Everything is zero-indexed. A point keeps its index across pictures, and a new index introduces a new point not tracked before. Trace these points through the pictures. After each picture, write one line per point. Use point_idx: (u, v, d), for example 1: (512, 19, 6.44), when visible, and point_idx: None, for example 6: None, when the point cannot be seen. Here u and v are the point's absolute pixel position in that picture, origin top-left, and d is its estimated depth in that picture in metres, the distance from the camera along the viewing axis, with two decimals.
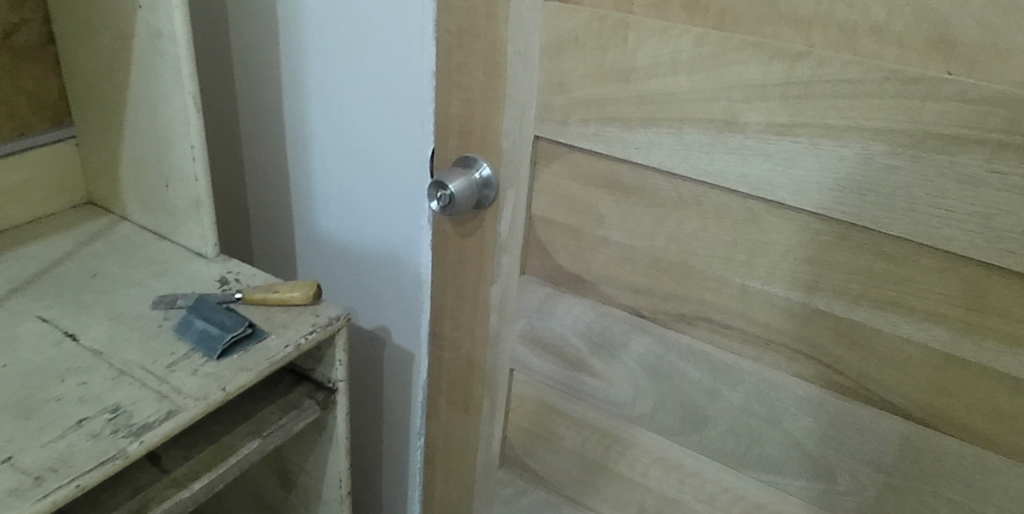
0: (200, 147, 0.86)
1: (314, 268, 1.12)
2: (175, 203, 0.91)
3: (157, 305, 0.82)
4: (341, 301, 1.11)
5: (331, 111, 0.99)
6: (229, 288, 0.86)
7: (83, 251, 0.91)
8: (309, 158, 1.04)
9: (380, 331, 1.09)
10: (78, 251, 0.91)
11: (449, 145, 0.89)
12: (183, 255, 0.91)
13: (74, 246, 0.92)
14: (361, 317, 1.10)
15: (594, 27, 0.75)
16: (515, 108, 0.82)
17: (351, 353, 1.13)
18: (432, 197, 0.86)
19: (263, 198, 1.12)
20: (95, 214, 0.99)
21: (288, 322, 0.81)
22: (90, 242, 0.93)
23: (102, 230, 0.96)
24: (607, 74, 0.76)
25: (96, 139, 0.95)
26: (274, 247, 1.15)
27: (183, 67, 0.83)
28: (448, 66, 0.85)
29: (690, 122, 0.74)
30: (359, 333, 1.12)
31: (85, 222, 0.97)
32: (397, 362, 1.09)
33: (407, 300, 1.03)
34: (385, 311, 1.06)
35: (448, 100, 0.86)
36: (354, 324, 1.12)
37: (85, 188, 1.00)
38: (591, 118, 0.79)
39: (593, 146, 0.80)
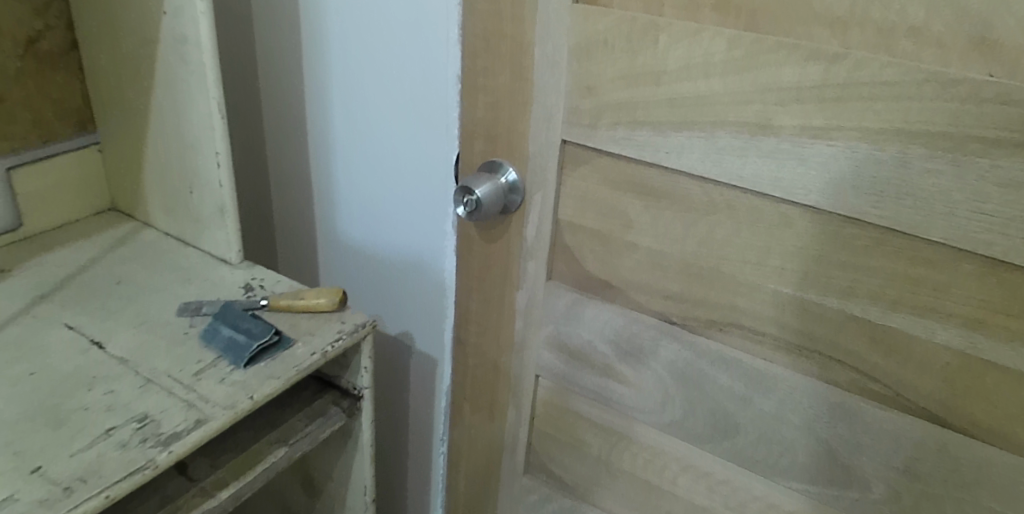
0: (225, 153, 0.86)
1: (337, 273, 1.11)
2: (200, 209, 0.90)
3: (183, 312, 0.81)
4: (364, 307, 1.10)
5: (355, 115, 0.98)
6: (254, 295, 0.85)
7: (109, 257, 0.91)
8: (333, 162, 1.04)
9: (403, 337, 1.08)
10: (104, 257, 0.91)
11: (475, 149, 0.88)
12: (208, 261, 0.91)
13: (99, 252, 0.92)
14: (384, 322, 1.10)
15: (624, 30, 0.74)
16: (541, 112, 0.81)
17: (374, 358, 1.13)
18: (459, 202, 0.86)
19: (285, 203, 1.12)
20: (118, 220, 0.99)
21: (314, 329, 0.80)
22: (114, 248, 0.93)
23: (126, 236, 0.95)
24: (637, 77, 0.75)
25: (120, 145, 0.95)
26: (297, 252, 1.15)
27: (208, 73, 0.82)
28: (474, 70, 0.84)
29: (722, 126, 0.73)
30: (382, 338, 1.11)
31: (108, 228, 0.97)
32: (420, 368, 1.09)
33: (432, 305, 1.02)
34: (409, 317, 1.06)
35: (473, 104, 0.85)
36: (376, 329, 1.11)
37: (109, 193, 1.00)
38: (621, 122, 0.78)
39: (622, 150, 0.79)
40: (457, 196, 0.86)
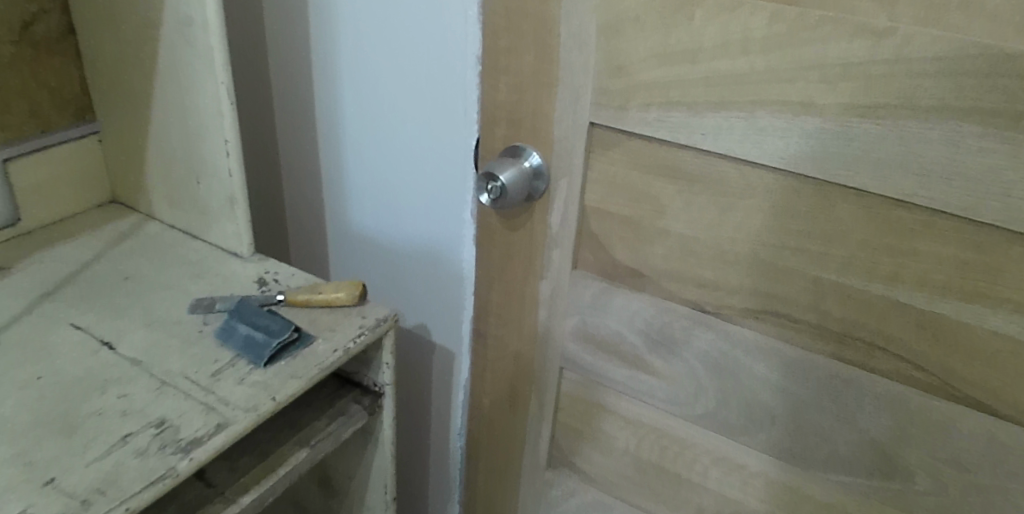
0: (234, 141, 0.81)
1: (347, 265, 1.08)
2: (208, 199, 0.86)
3: (195, 309, 0.78)
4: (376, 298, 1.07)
5: (367, 100, 0.94)
6: (269, 289, 0.82)
7: (114, 252, 0.87)
8: (344, 149, 1.00)
9: (418, 330, 1.04)
10: (108, 252, 0.87)
11: (496, 134, 0.84)
12: (218, 255, 0.87)
13: (103, 247, 0.87)
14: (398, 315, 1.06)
15: (656, 5, 0.70)
16: (568, 93, 0.78)
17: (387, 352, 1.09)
18: (482, 189, 0.81)
19: (293, 192, 1.08)
20: (120, 213, 0.94)
21: (334, 324, 0.77)
22: (118, 242, 0.89)
23: (131, 229, 0.91)
24: (671, 55, 0.71)
25: (122, 135, 0.91)
26: (306, 243, 1.11)
27: (217, 56, 0.78)
28: (493, 49, 0.80)
29: (763, 105, 0.69)
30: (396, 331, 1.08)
31: (111, 221, 0.93)
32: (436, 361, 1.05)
33: (449, 297, 0.98)
34: (424, 308, 1.02)
35: (495, 86, 0.81)
36: None
37: (110, 185, 0.96)
38: (653, 103, 0.74)
39: (655, 133, 0.75)
40: (480, 183, 0.81)
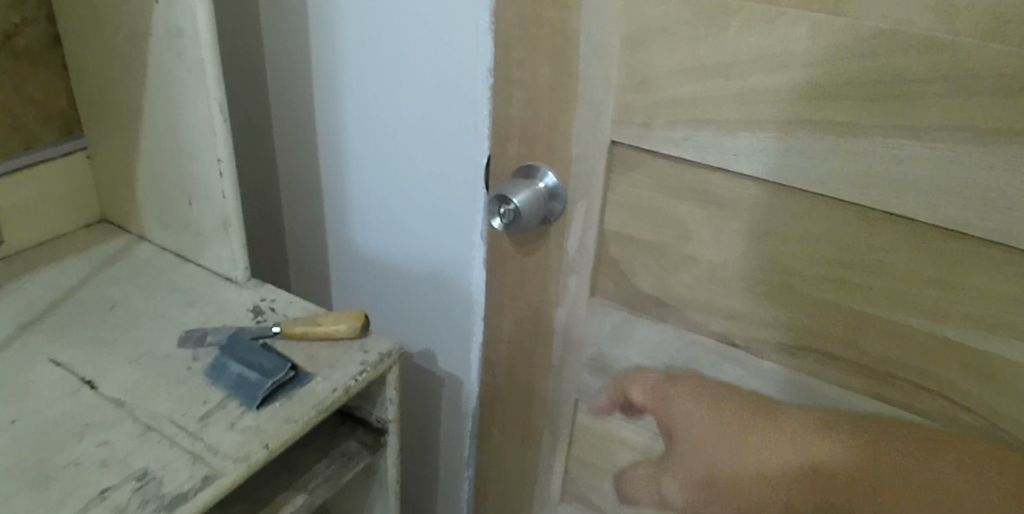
0: (227, 160, 0.76)
1: (348, 286, 1.02)
2: (200, 222, 0.80)
3: (185, 343, 0.73)
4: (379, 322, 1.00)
5: (371, 115, 0.88)
6: (264, 320, 0.76)
7: (101, 277, 0.81)
8: (345, 166, 0.94)
9: (425, 356, 0.98)
10: (95, 277, 0.81)
11: (507, 152, 0.78)
12: (211, 281, 0.81)
13: (90, 272, 0.82)
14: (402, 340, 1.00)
15: (684, 15, 0.64)
16: (587, 110, 0.71)
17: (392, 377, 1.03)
18: (495, 214, 0.75)
19: (293, 208, 1.02)
20: (110, 234, 0.89)
21: (334, 360, 0.71)
22: (106, 266, 0.83)
23: (120, 252, 0.86)
24: (700, 69, 0.65)
25: (111, 152, 0.85)
26: (307, 261, 1.05)
27: (208, 71, 0.72)
28: (505, 61, 0.74)
29: (804, 125, 0.63)
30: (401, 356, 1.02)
31: (99, 243, 0.87)
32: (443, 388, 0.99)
33: (457, 322, 0.92)
34: (431, 334, 0.96)
35: (507, 101, 0.75)
36: None
37: (99, 204, 0.90)
38: (680, 121, 0.68)
39: (682, 153, 0.69)
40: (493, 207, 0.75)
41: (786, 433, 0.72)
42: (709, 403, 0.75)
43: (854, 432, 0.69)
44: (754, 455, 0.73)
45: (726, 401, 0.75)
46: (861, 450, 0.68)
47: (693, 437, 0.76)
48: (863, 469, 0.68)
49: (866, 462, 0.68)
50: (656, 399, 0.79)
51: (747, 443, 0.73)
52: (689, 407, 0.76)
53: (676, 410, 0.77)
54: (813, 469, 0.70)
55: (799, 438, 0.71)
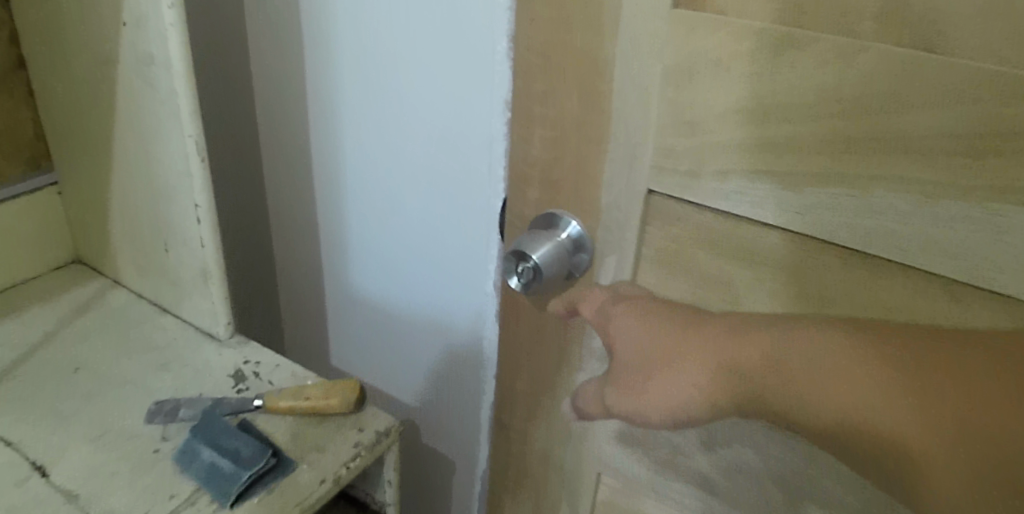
0: (205, 207, 0.66)
1: (345, 330, 0.92)
2: (177, 272, 0.71)
3: (154, 417, 0.63)
4: (380, 371, 0.91)
5: (372, 154, 0.78)
6: (246, 389, 0.66)
7: (68, 329, 0.71)
8: (343, 206, 0.84)
9: (433, 412, 0.88)
10: (62, 329, 0.71)
11: (527, 197, 0.65)
12: (189, 337, 0.71)
13: (53, 324, 0.72)
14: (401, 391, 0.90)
15: (744, 44, 0.51)
16: (622, 152, 0.59)
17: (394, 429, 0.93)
18: (511, 270, 0.63)
19: (287, 243, 0.92)
20: (83, 276, 0.79)
21: (324, 441, 0.62)
22: (73, 318, 0.73)
23: (91, 298, 0.75)
24: (758, 111, 0.52)
25: (80, 187, 0.75)
26: (302, 299, 0.94)
27: (181, 104, 0.62)
28: (523, 93, 0.61)
29: (883, 182, 0.49)
30: (402, 408, 0.91)
31: (69, 288, 0.77)
32: (449, 445, 0.89)
33: (467, 377, 0.82)
34: (440, 389, 0.85)
35: (526, 139, 0.63)
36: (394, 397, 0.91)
37: (72, 242, 0.80)
38: (733, 170, 0.55)
39: (732, 208, 0.56)
40: (509, 263, 0.63)
41: (740, 342, 0.56)
42: (653, 321, 0.60)
43: (853, 345, 0.51)
44: (692, 375, 0.58)
45: (675, 316, 0.60)
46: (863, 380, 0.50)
47: (636, 351, 0.61)
48: (865, 410, 0.50)
49: (838, 360, 0.51)
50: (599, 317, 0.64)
51: (676, 357, 0.59)
52: (628, 321, 0.62)
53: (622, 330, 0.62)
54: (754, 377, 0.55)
55: (766, 337, 0.55)
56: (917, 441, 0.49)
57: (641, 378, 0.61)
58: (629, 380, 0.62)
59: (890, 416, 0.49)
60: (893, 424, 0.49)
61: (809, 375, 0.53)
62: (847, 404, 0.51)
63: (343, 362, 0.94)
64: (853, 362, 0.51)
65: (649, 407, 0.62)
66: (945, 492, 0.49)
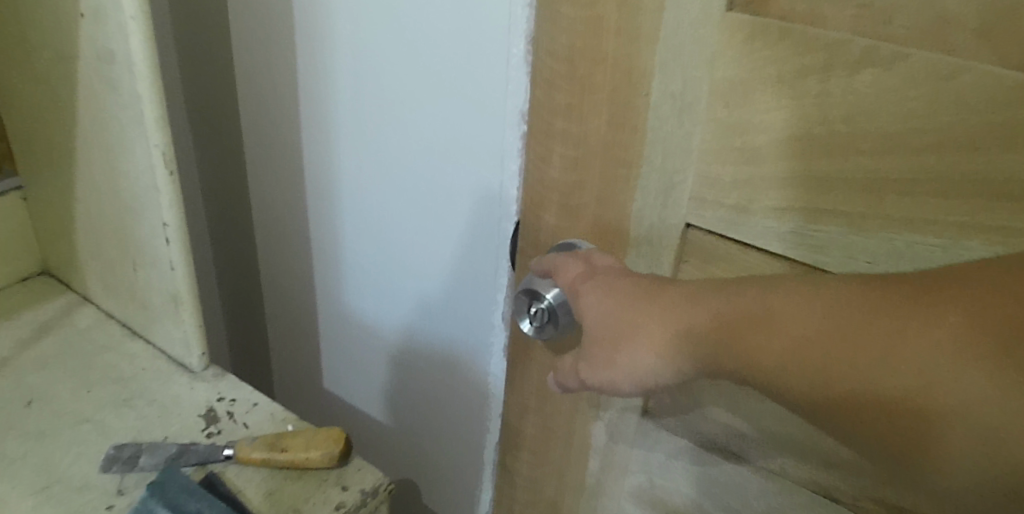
0: (175, 225, 0.59)
1: (339, 354, 0.83)
2: (146, 294, 0.63)
3: (109, 465, 0.54)
4: (376, 399, 0.82)
5: (377, 200, 0.70)
6: (219, 432, 0.58)
7: (23, 357, 0.62)
8: (344, 250, 0.76)
9: (430, 447, 0.79)
10: (16, 357, 0.62)
11: (542, 221, 0.53)
12: (158, 369, 0.63)
13: (10, 348, 0.63)
14: (399, 423, 0.81)
15: (814, 59, 0.42)
16: (658, 181, 0.49)
17: (391, 463, 0.84)
18: (525, 311, 0.52)
19: (275, 252, 0.82)
20: (47, 293, 0.68)
21: (301, 502, 0.55)
22: (33, 341, 0.64)
23: (53, 319, 0.66)
24: (823, 143, 0.43)
25: (41, 196, 0.65)
26: (291, 317, 0.85)
27: (145, 109, 0.54)
28: (540, 101, 0.49)
29: (972, 233, 0.41)
30: (400, 441, 0.82)
31: (27, 308, 0.67)
32: (450, 487, 0.80)
33: (471, 415, 0.74)
34: (439, 425, 0.77)
35: (546, 155, 0.50)
36: (391, 428, 0.82)
37: (39, 249, 0.69)
38: (792, 208, 0.46)
39: (788, 252, 0.47)
40: (523, 301, 0.52)
41: (736, 300, 0.37)
42: (621, 290, 0.43)
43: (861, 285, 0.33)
44: (662, 324, 0.40)
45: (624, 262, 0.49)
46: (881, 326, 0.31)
47: (606, 318, 0.43)
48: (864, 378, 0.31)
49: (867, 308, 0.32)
50: (578, 277, 0.47)
51: (632, 319, 0.41)
52: (593, 296, 0.44)
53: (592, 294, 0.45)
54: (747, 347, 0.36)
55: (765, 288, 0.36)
56: (901, 378, 0.31)
57: (603, 355, 0.42)
58: (595, 353, 0.43)
59: (884, 363, 0.31)
60: (884, 360, 0.31)
61: (782, 328, 0.35)
62: (837, 356, 0.33)
63: (337, 386, 0.85)
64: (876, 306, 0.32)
65: (624, 388, 0.42)
66: (969, 452, 0.29)
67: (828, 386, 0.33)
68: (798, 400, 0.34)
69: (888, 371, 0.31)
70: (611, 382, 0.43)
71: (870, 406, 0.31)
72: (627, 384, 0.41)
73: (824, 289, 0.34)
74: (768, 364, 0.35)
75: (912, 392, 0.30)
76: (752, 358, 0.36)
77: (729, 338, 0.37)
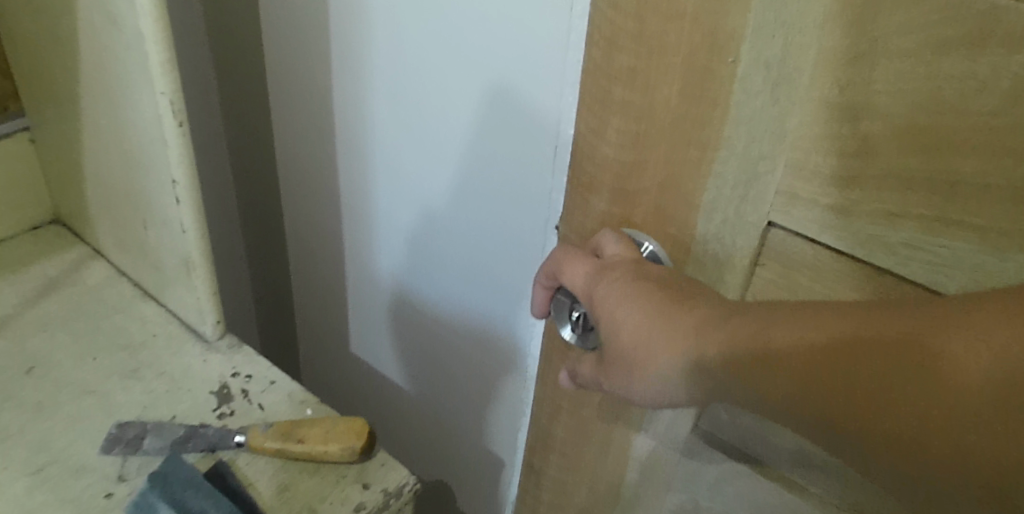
0: (186, 183, 0.53)
1: (366, 319, 0.77)
2: (158, 255, 0.57)
3: (110, 446, 0.50)
4: (404, 369, 0.76)
5: (410, 166, 0.62)
6: (231, 412, 0.53)
7: (27, 316, 0.58)
8: (373, 216, 0.68)
9: (457, 423, 0.73)
10: (20, 316, 0.58)
11: (590, 205, 0.43)
12: (170, 337, 0.58)
13: (13, 306, 0.58)
14: (428, 395, 0.75)
15: (964, 29, 0.32)
16: (739, 172, 0.38)
17: (421, 435, 0.79)
18: (566, 315, 0.43)
19: (297, 201, 0.74)
20: (59, 243, 0.63)
21: (316, 500, 0.51)
22: (39, 298, 0.59)
23: (62, 274, 0.61)
24: (963, 137, 0.34)
25: (47, 140, 0.60)
26: (315, 275, 0.79)
27: (150, 51, 0.48)
28: (597, 62, 0.39)
29: None
30: (429, 413, 0.76)
31: (35, 260, 0.62)
32: (481, 466, 0.74)
33: (501, 397, 0.67)
34: (467, 399, 0.71)
35: (599, 130, 0.40)
36: (420, 399, 0.76)
37: (49, 195, 0.64)
38: (912, 214, 0.36)
39: (899, 270, 0.37)
40: (563, 301, 0.43)
41: (748, 312, 0.35)
42: (636, 289, 0.38)
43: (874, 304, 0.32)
44: (683, 330, 0.36)
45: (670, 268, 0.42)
46: (907, 333, 0.31)
47: (623, 335, 0.37)
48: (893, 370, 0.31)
49: (883, 319, 0.31)
50: (587, 282, 0.40)
51: (645, 325, 0.37)
52: (603, 301, 0.39)
53: (605, 305, 0.39)
54: (764, 354, 0.33)
55: (773, 305, 0.35)
56: (936, 375, 0.30)
57: (621, 363, 0.38)
58: (615, 361, 0.38)
59: (914, 357, 0.30)
60: (913, 355, 0.30)
61: (802, 337, 0.33)
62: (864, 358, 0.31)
63: (364, 351, 0.80)
64: (895, 318, 0.31)
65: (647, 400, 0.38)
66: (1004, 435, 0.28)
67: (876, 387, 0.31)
68: (823, 409, 0.32)
69: (920, 368, 0.30)
70: (638, 390, 0.38)
71: (911, 398, 0.30)
72: (647, 392, 0.37)
73: (834, 306, 0.33)
74: (807, 382, 0.32)
75: (941, 379, 0.30)
76: (771, 365, 0.33)
77: (758, 356, 0.34)
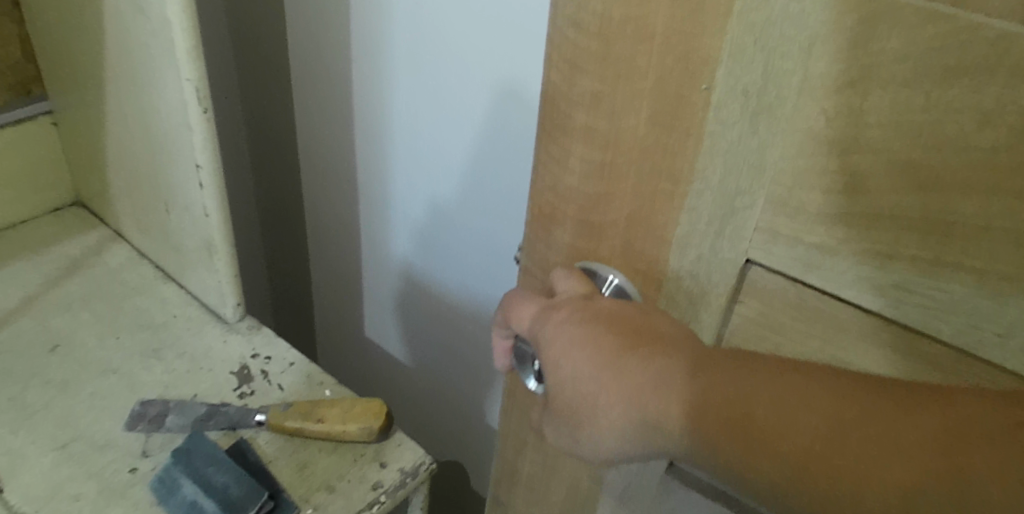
0: (209, 168, 0.53)
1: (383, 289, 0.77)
2: (179, 237, 0.59)
3: (135, 423, 0.53)
4: (421, 339, 0.76)
5: (436, 143, 0.61)
6: (251, 392, 0.57)
7: (48, 298, 0.61)
8: (395, 191, 0.68)
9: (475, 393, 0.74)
10: (42, 297, 0.61)
11: (554, 238, 0.42)
12: (194, 318, 0.61)
13: (36, 286, 0.62)
14: (449, 363, 0.75)
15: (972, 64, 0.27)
16: (703, 213, 0.36)
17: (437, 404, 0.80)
18: (528, 366, 0.41)
19: (320, 172, 0.74)
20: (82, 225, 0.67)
21: (335, 477, 0.53)
22: (61, 279, 0.63)
23: (83, 257, 0.65)
24: (981, 179, 0.29)
25: (70, 127, 0.62)
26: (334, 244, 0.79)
27: (175, 37, 0.47)
28: (559, 91, 0.37)
29: None
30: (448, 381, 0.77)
31: (54, 244, 0.66)
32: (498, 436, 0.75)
33: None
34: (484, 365, 0.71)
35: (562, 160, 0.38)
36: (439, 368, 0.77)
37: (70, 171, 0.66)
38: (904, 254, 0.32)
39: (889, 313, 0.33)
40: (524, 352, 0.41)
41: (732, 379, 0.34)
42: (596, 339, 0.36)
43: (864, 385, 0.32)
44: (648, 383, 0.35)
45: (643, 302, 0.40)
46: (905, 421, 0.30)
47: (575, 378, 0.37)
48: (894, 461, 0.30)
49: (877, 404, 0.31)
50: (536, 323, 0.39)
51: (624, 381, 0.35)
52: (568, 350, 0.37)
53: (555, 349, 0.37)
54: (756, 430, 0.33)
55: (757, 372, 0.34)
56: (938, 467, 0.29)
57: (583, 406, 0.37)
58: (575, 400, 0.37)
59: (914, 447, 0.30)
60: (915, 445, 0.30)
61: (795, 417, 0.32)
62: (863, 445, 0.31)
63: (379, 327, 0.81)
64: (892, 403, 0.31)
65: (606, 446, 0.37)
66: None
67: (885, 486, 0.30)
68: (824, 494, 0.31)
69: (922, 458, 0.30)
70: (596, 424, 0.36)
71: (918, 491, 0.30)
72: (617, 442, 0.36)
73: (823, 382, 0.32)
74: (807, 469, 0.32)
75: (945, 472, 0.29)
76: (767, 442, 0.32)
77: (740, 432, 0.33)
